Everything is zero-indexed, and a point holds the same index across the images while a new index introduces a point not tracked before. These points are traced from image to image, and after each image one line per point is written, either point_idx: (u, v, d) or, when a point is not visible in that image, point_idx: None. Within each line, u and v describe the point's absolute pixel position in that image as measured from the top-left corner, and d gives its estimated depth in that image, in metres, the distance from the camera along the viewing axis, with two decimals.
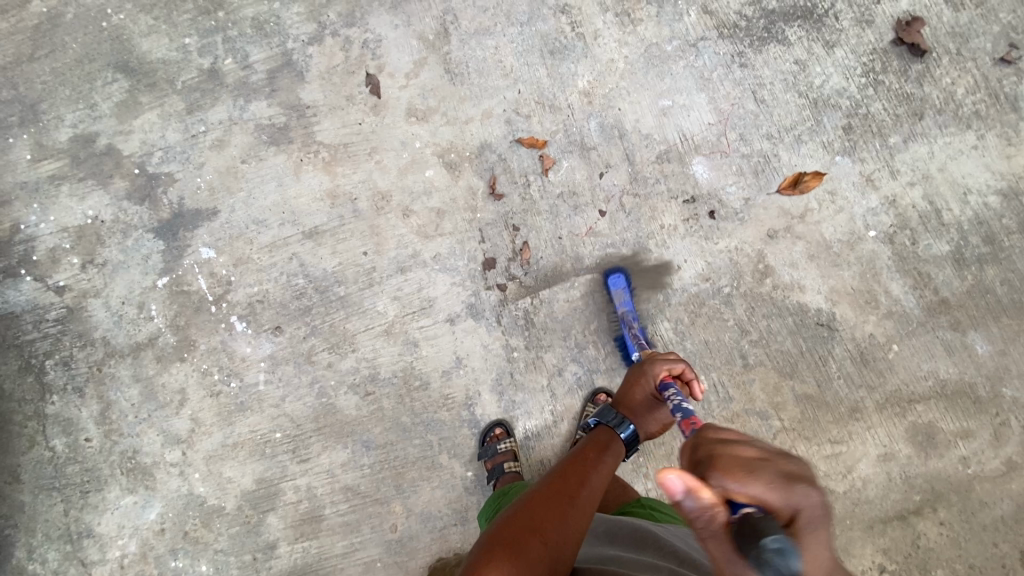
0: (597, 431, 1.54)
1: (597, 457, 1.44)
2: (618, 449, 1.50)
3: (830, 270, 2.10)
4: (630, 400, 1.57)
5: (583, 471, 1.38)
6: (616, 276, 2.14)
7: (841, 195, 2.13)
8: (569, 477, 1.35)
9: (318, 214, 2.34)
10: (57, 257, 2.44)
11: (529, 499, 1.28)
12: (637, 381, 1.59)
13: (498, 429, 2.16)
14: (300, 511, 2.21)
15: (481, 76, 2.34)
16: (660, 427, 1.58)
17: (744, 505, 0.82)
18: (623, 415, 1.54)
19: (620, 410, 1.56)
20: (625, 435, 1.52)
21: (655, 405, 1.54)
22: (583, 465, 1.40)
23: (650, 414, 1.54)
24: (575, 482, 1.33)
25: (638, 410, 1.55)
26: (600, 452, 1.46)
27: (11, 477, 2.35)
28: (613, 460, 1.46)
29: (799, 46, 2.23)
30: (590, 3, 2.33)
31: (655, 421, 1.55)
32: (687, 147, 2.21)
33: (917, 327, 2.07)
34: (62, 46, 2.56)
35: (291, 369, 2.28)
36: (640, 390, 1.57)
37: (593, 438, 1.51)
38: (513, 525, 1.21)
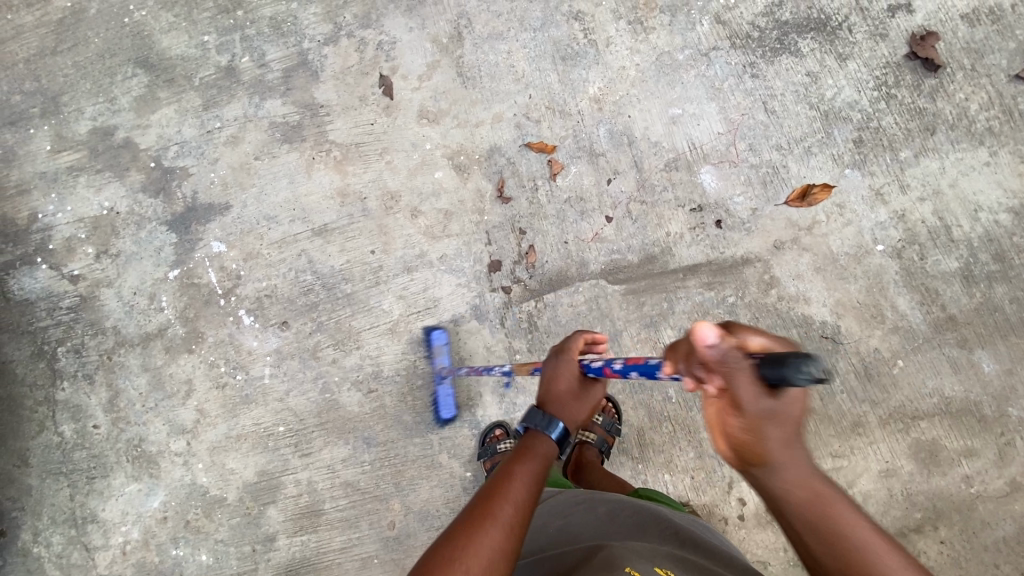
0: (524, 438, 1.37)
1: (520, 462, 1.29)
2: (550, 448, 1.34)
3: (836, 283, 2.10)
4: (554, 397, 1.39)
5: (503, 482, 1.23)
6: (435, 334, 2.25)
7: (850, 208, 2.13)
8: (489, 496, 1.20)
9: (327, 212, 2.37)
10: (72, 247, 2.50)
11: (447, 533, 1.14)
12: (553, 375, 1.42)
13: (498, 430, 2.18)
14: (300, 505, 2.24)
15: (493, 80, 2.36)
16: (591, 412, 1.43)
17: (757, 349, 0.94)
18: (551, 414, 1.36)
19: (546, 411, 1.37)
20: (557, 432, 1.34)
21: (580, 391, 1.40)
22: (503, 476, 1.25)
23: (578, 402, 1.40)
24: (497, 497, 1.19)
25: (567, 402, 1.39)
26: (522, 457, 1.31)
27: (20, 460, 2.39)
28: (545, 458, 1.31)
29: (811, 58, 2.22)
30: (603, 11, 2.35)
31: (584, 408, 1.41)
32: (695, 156, 2.22)
33: (923, 342, 2.05)
34: (85, 40, 2.62)
35: (296, 364, 2.30)
36: (562, 383, 1.41)
37: (520, 447, 1.35)
38: (429, 565, 1.08)
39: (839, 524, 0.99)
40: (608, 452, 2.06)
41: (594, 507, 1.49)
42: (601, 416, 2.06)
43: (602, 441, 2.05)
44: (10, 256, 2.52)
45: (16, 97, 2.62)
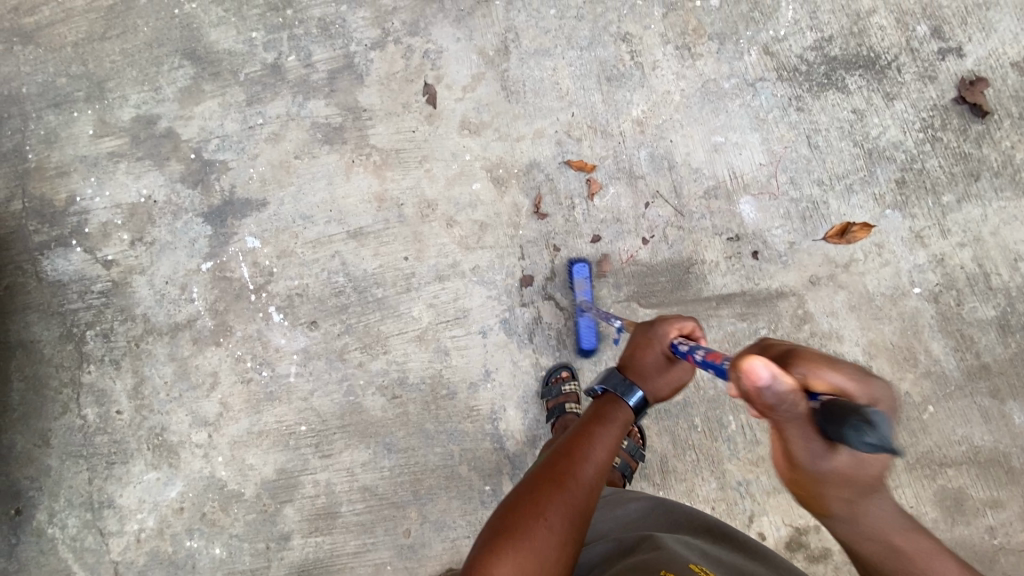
0: (603, 401, 1.51)
1: (596, 428, 1.42)
2: (626, 416, 1.47)
3: (870, 323, 2.09)
4: (636, 366, 1.51)
5: (585, 447, 1.37)
6: (581, 265, 2.22)
7: (888, 249, 2.12)
8: (571, 456, 1.35)
9: (363, 215, 2.38)
10: (108, 232, 2.52)
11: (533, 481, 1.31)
12: (642, 345, 1.53)
13: (564, 371, 2.19)
14: (317, 506, 2.24)
15: (537, 96, 2.37)
16: (673, 387, 1.54)
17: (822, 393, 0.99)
18: (630, 380, 1.49)
19: (626, 375, 1.50)
20: (635, 400, 1.48)
21: (664, 366, 1.50)
22: (582, 441, 1.39)
23: (661, 377, 1.50)
24: (579, 459, 1.34)
25: (649, 372, 1.50)
26: (598, 422, 1.45)
27: (41, 440, 2.41)
28: (621, 425, 1.45)
29: (858, 95, 2.22)
30: (651, 34, 2.35)
31: (666, 384, 1.51)
32: (735, 185, 2.22)
33: (955, 390, 2.04)
34: (134, 28, 2.65)
35: (322, 365, 2.31)
36: (648, 352, 1.52)
37: (597, 408, 1.49)
38: (517, 503, 1.27)
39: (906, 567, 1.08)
40: (630, 476, 2.01)
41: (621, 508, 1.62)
42: (627, 441, 2.03)
43: (625, 465, 2.00)
44: (46, 237, 2.55)
45: (62, 80, 2.65)
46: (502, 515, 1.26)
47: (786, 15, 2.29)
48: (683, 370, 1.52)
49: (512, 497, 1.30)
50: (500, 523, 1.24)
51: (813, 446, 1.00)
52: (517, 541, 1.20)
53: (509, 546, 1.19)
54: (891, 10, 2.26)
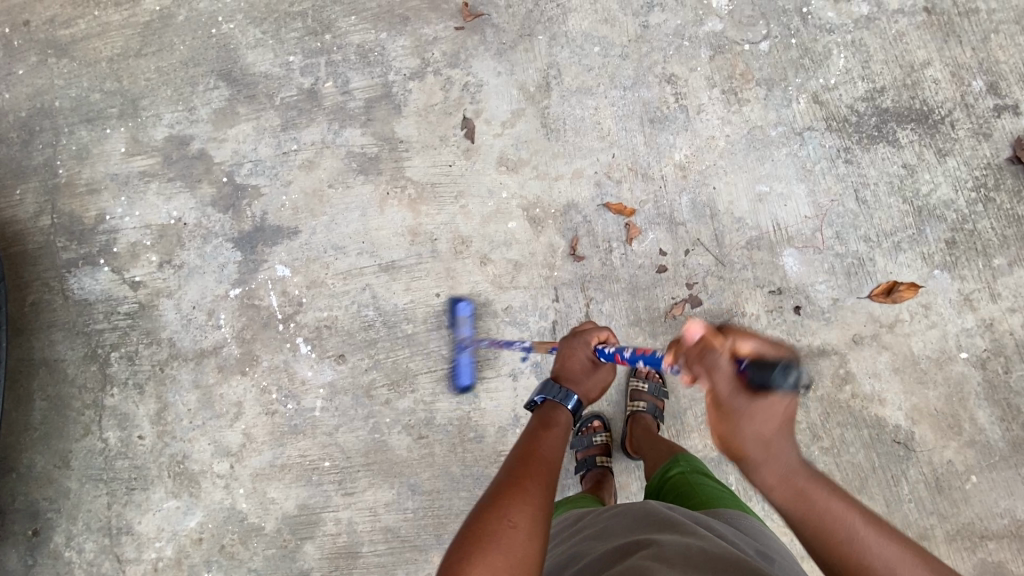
0: (543, 409, 1.60)
1: (546, 432, 1.48)
2: (568, 419, 1.58)
3: (914, 387, 2.03)
4: (567, 372, 1.68)
5: (536, 449, 1.38)
6: (462, 304, 2.27)
7: (936, 310, 2.06)
8: (524, 463, 1.31)
9: (396, 248, 2.35)
10: (137, 252, 2.49)
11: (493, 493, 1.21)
12: (570, 353, 1.71)
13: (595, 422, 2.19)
14: (338, 544, 2.21)
15: (578, 135, 2.33)
16: (602, 389, 1.71)
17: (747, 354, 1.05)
18: (566, 387, 1.63)
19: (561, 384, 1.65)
20: (571, 403, 1.61)
21: (589, 369, 1.69)
22: (534, 442, 1.41)
23: (590, 379, 1.68)
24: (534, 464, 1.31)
25: (580, 376, 1.67)
26: (549, 427, 1.51)
27: (61, 461, 2.39)
28: (565, 427, 1.55)
29: (909, 149, 2.17)
30: (697, 76, 2.30)
31: (596, 385, 1.69)
32: (779, 237, 2.16)
33: (999, 460, 1.98)
34: (170, 46, 2.63)
35: (348, 400, 2.27)
36: (575, 361, 1.70)
37: (543, 418, 1.56)
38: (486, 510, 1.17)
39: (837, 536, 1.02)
40: (662, 417, 2.10)
41: (638, 507, 1.52)
42: (647, 383, 2.13)
43: (653, 407, 2.10)
44: (73, 254, 2.53)
45: (96, 96, 2.63)
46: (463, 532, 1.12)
47: (837, 63, 2.25)
48: (607, 372, 1.71)
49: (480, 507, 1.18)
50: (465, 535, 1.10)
51: (728, 392, 1.04)
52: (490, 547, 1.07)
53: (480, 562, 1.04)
54: (947, 63, 2.20)
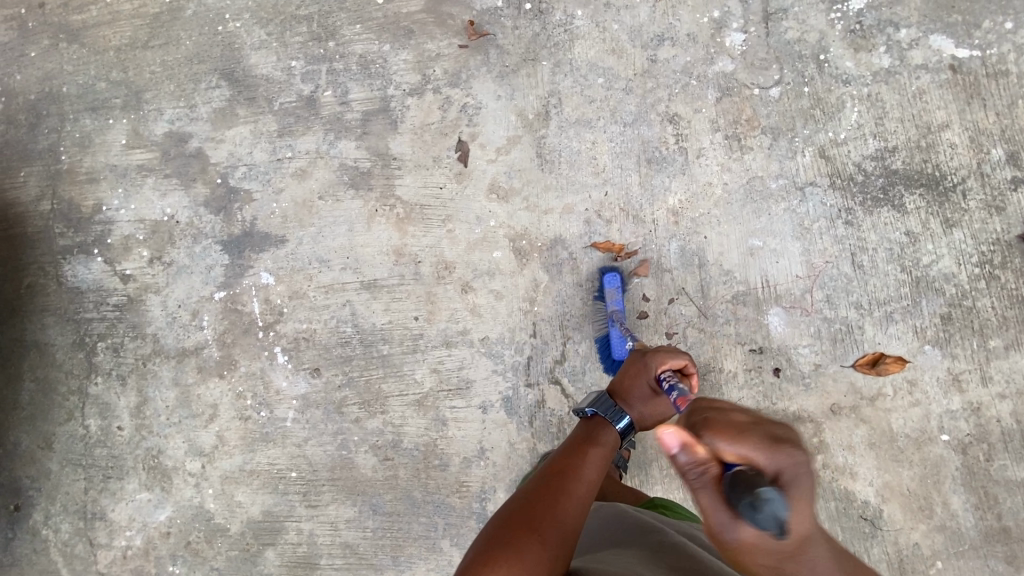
0: (592, 423, 1.63)
1: (588, 451, 1.52)
2: (613, 440, 1.59)
3: (889, 465, 1.98)
4: (626, 390, 1.68)
5: (577, 466, 1.44)
6: (611, 275, 2.15)
7: (921, 388, 1.99)
8: (564, 473, 1.42)
9: (379, 267, 2.34)
10: (129, 246, 2.53)
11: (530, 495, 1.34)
12: (634, 373, 1.70)
13: None
14: (298, 553, 2.25)
15: (572, 168, 2.27)
16: (656, 421, 1.66)
17: (732, 461, 0.98)
18: (619, 406, 1.65)
19: (616, 402, 1.66)
20: (622, 426, 1.62)
21: (649, 396, 1.65)
22: (577, 458, 1.48)
23: (646, 405, 1.64)
24: (574, 479, 1.40)
25: (635, 398, 1.65)
26: (590, 445, 1.54)
27: (44, 443, 2.47)
28: (609, 447, 1.56)
29: (914, 216, 2.07)
30: (700, 118, 2.22)
31: (652, 414, 1.64)
32: (767, 294, 2.10)
33: (968, 549, 1.93)
34: (176, 41, 2.62)
35: (319, 414, 2.30)
36: (636, 381, 1.68)
37: (588, 432, 1.60)
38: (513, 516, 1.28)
39: None
40: (624, 466, 2.04)
41: (618, 512, 1.52)
42: None
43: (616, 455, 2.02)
44: (69, 241, 2.57)
45: (101, 85, 2.65)
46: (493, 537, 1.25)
47: (849, 117, 2.15)
48: (668, 405, 1.65)
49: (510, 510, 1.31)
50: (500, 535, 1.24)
51: (717, 514, 0.95)
52: (515, 552, 1.20)
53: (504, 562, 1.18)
54: (966, 127, 2.10)
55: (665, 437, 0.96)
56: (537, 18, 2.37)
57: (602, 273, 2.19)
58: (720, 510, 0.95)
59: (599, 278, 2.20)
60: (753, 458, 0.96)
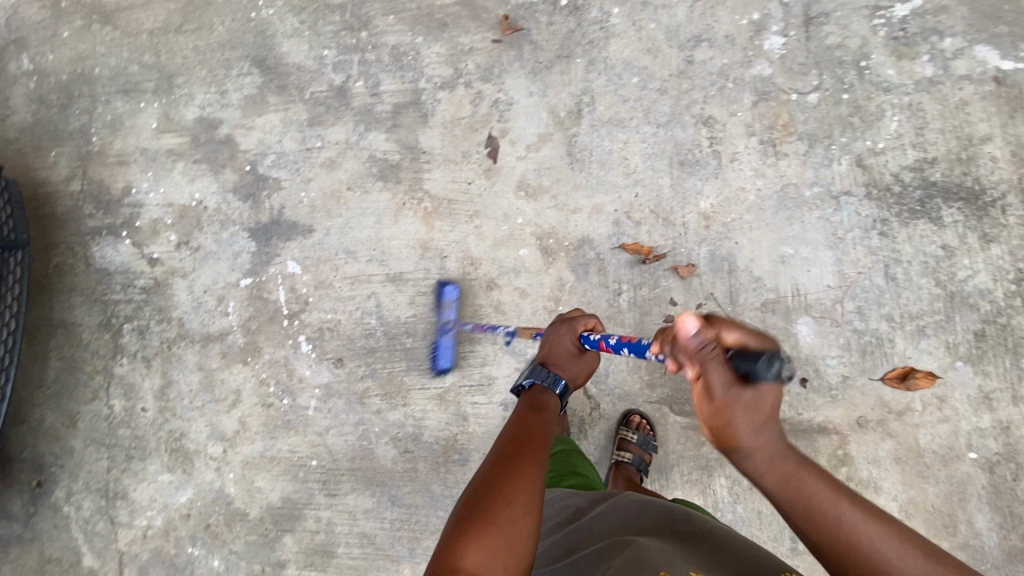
0: (530, 394, 1.61)
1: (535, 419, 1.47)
2: (553, 404, 1.60)
3: (914, 480, 1.97)
4: (554, 358, 1.69)
5: (531, 436, 1.39)
6: (449, 287, 2.28)
7: (950, 404, 1.98)
8: (523, 446, 1.33)
9: (405, 260, 2.34)
10: (157, 230, 2.55)
11: (492, 469, 1.26)
12: (555, 341, 1.72)
13: None
14: (316, 541, 2.27)
15: (602, 168, 2.26)
16: (586, 375, 1.74)
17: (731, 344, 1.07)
18: (553, 372, 1.65)
19: (549, 370, 1.66)
20: (559, 388, 1.63)
21: (575, 358, 1.70)
22: (530, 430, 1.42)
23: (574, 366, 1.69)
24: (537, 450, 1.33)
25: (565, 361, 1.69)
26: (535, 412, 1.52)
27: (69, 421, 2.50)
28: (554, 412, 1.57)
29: (952, 230, 2.04)
30: (736, 122, 2.19)
31: (580, 373, 1.71)
32: (796, 303, 2.07)
33: (991, 568, 1.91)
34: (209, 26, 2.62)
35: (341, 404, 2.31)
36: (561, 347, 1.71)
37: (529, 404, 1.56)
38: (479, 493, 1.19)
39: (832, 523, 1.04)
40: (645, 470, 2.03)
41: (650, 502, 1.54)
42: (637, 435, 2.03)
43: (638, 459, 2.01)
44: (98, 223, 2.60)
45: (134, 68, 2.66)
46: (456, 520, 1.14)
47: (889, 126, 2.11)
48: (592, 358, 1.74)
49: (474, 486, 1.22)
50: (462, 519, 1.13)
51: (725, 381, 1.05)
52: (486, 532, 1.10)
53: (477, 541, 1.09)
54: (1009, 141, 2.07)
55: (686, 323, 1.05)
56: (573, 14, 2.34)
57: (439, 286, 2.30)
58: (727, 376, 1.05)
59: (437, 289, 2.31)
60: (751, 342, 1.08)
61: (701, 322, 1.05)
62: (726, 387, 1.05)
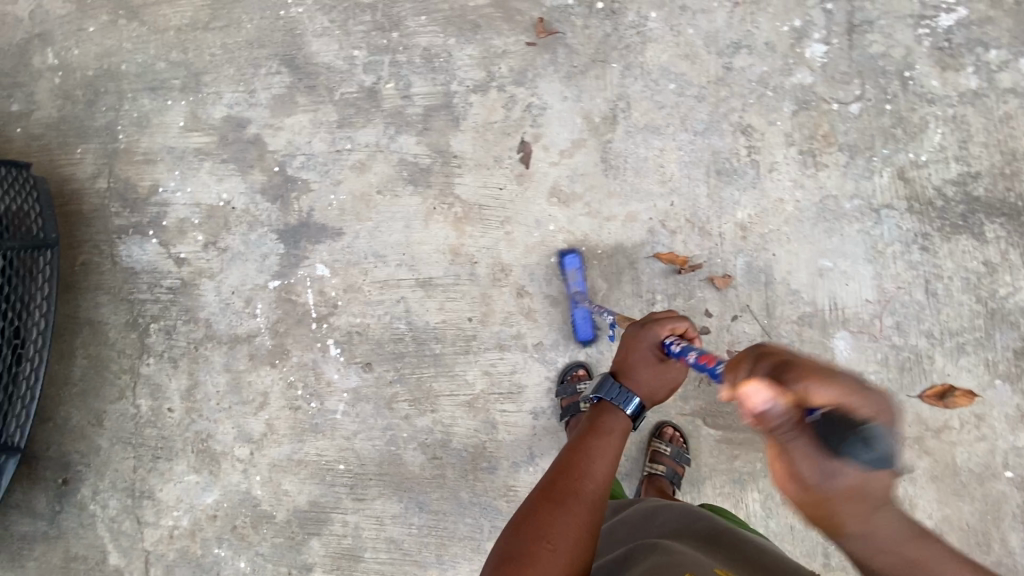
0: (597, 411, 1.50)
1: (594, 441, 1.43)
2: (623, 426, 1.47)
3: (949, 498, 1.95)
4: (628, 367, 1.51)
5: (585, 459, 1.38)
6: (571, 257, 2.21)
7: (988, 423, 1.96)
8: (570, 473, 1.36)
9: (435, 265, 2.32)
10: (184, 229, 2.53)
11: (535, 501, 1.31)
12: (632, 345, 1.52)
13: (580, 370, 2.18)
14: (342, 545, 2.27)
15: (638, 175, 2.22)
16: (667, 388, 1.53)
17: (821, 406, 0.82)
18: (624, 386, 1.50)
19: (620, 381, 1.51)
20: (631, 407, 1.48)
21: (655, 365, 1.50)
22: (583, 450, 1.41)
23: (651, 378, 1.49)
24: (583, 479, 1.34)
25: (641, 371, 1.50)
26: (595, 433, 1.45)
27: (96, 419, 2.50)
28: (618, 435, 1.45)
29: (994, 246, 2.01)
30: (775, 131, 2.16)
31: (660, 385, 1.51)
32: (833, 317, 2.05)
33: None
34: (238, 23, 2.59)
35: (369, 409, 2.31)
36: (636, 354, 1.51)
37: (591, 423, 1.48)
38: (521, 525, 1.26)
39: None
40: (677, 483, 2.02)
41: (672, 507, 1.56)
42: (671, 447, 2.02)
43: (672, 472, 2.01)
44: (124, 221, 2.58)
45: (161, 65, 2.63)
46: (498, 557, 1.22)
47: (932, 138, 2.08)
48: (678, 370, 1.51)
49: (518, 518, 1.29)
50: (503, 558, 1.21)
51: (817, 465, 0.83)
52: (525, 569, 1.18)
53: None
54: None
55: (751, 392, 0.84)
56: (609, 18, 2.30)
57: (562, 258, 2.23)
58: (817, 455, 0.82)
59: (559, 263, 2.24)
60: (846, 403, 0.82)
61: (772, 388, 0.84)
62: (820, 476, 0.83)
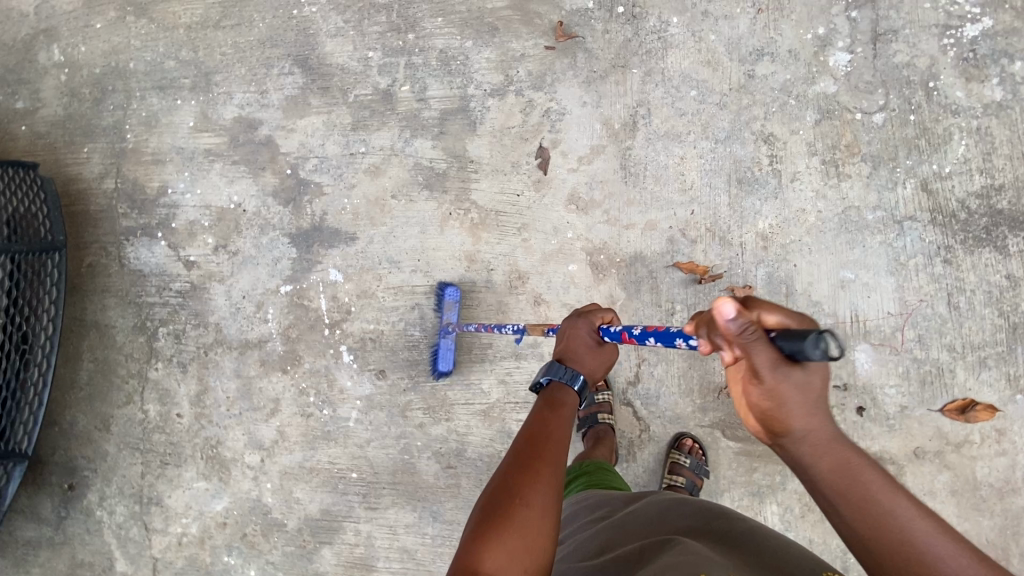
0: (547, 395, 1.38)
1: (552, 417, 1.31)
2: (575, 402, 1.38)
3: (969, 512, 1.94)
4: (571, 356, 1.43)
5: (544, 430, 1.26)
6: (449, 289, 2.21)
7: (1009, 437, 1.95)
8: (533, 443, 1.23)
9: (451, 272, 2.29)
10: (194, 232, 2.49)
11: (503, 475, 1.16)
12: (570, 337, 1.46)
13: None
14: (355, 554, 2.25)
15: (657, 183, 2.20)
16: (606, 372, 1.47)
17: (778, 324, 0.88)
18: (573, 368, 1.41)
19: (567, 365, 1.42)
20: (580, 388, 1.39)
21: (595, 351, 1.45)
22: (540, 424, 1.29)
23: (594, 364, 1.44)
24: (551, 447, 1.22)
25: (582, 355, 1.43)
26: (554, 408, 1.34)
27: (102, 424, 2.46)
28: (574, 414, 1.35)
29: (1017, 259, 2.00)
30: (797, 140, 2.13)
31: (602, 367, 1.45)
32: (854, 329, 2.04)
33: None
34: (249, 22, 2.54)
35: (383, 417, 2.28)
36: (577, 342, 1.45)
37: (545, 403, 1.36)
38: (490, 500, 1.10)
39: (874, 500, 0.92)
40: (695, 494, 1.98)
41: (690, 502, 1.44)
42: (690, 458, 2.00)
43: (691, 483, 1.97)
44: (132, 223, 2.54)
45: (170, 63, 2.58)
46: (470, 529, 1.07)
47: (956, 149, 2.06)
48: (614, 353, 1.48)
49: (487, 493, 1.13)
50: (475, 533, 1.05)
51: (774, 366, 0.86)
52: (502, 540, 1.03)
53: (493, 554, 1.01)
54: None
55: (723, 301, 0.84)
56: (630, 22, 2.27)
57: (441, 288, 2.25)
58: (777, 360, 0.86)
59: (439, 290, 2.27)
60: (796, 317, 0.89)
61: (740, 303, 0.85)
62: (772, 370, 0.87)
